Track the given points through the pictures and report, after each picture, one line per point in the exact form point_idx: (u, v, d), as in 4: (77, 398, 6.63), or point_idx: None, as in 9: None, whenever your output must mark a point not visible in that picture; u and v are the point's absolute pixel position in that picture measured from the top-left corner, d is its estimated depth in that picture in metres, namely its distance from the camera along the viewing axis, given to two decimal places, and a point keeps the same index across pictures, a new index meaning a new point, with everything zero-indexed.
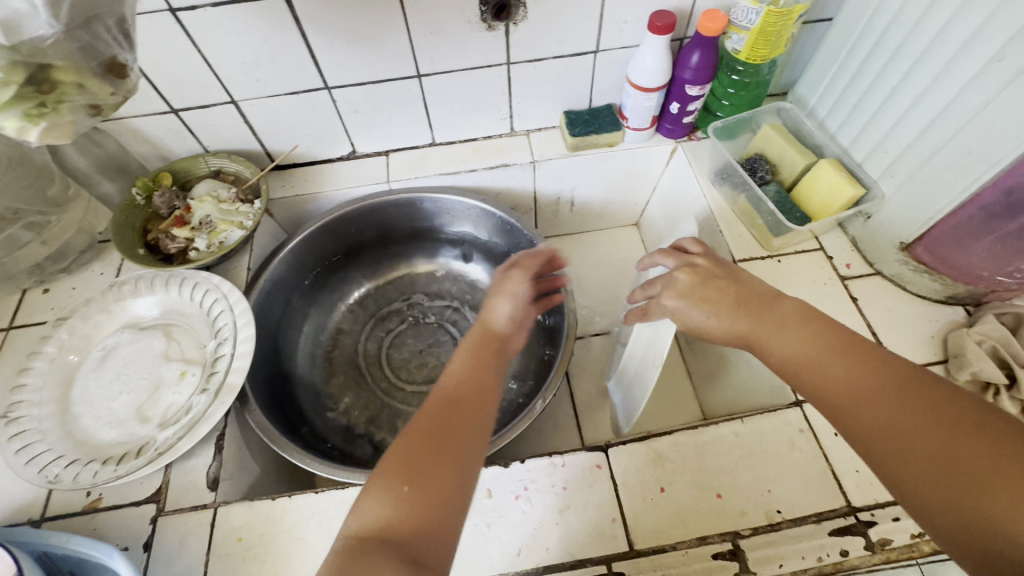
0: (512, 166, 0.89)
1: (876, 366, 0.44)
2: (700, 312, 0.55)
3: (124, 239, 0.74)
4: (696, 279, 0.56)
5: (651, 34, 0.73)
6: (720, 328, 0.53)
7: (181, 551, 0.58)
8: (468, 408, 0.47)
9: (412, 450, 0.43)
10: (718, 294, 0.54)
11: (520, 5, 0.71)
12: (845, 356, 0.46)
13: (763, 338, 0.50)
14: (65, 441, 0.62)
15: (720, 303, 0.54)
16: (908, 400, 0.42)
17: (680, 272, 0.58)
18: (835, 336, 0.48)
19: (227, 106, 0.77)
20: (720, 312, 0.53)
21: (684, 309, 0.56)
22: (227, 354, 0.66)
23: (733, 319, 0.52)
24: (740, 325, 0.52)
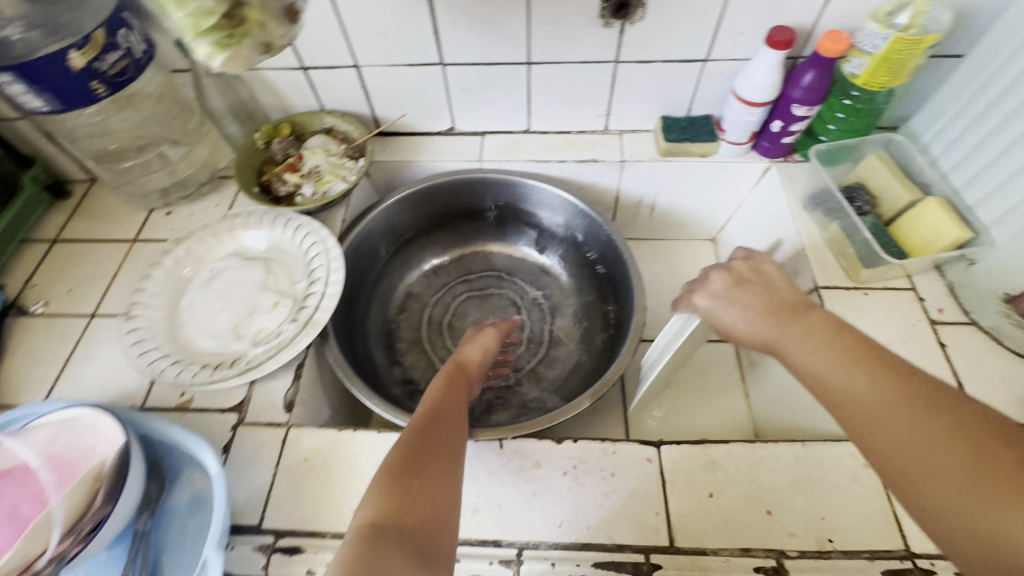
0: (601, 162, 0.91)
1: (899, 377, 0.41)
2: (731, 315, 0.55)
3: (243, 176, 0.82)
4: (731, 282, 0.57)
5: (768, 48, 0.73)
6: (749, 331, 0.53)
7: (254, 460, 0.63)
8: (441, 421, 0.56)
9: (414, 456, 0.50)
10: (752, 298, 0.55)
11: (639, 6, 0.73)
12: (869, 366, 0.42)
13: (790, 346, 0.48)
14: (171, 344, 0.70)
15: (751, 307, 0.54)
16: (933, 413, 0.38)
17: (716, 274, 0.59)
18: (858, 345, 0.44)
19: (350, 70, 0.83)
20: (752, 316, 0.53)
21: (717, 310, 0.57)
22: (318, 292, 0.72)
23: (762, 325, 0.51)
24: (769, 327, 0.51)
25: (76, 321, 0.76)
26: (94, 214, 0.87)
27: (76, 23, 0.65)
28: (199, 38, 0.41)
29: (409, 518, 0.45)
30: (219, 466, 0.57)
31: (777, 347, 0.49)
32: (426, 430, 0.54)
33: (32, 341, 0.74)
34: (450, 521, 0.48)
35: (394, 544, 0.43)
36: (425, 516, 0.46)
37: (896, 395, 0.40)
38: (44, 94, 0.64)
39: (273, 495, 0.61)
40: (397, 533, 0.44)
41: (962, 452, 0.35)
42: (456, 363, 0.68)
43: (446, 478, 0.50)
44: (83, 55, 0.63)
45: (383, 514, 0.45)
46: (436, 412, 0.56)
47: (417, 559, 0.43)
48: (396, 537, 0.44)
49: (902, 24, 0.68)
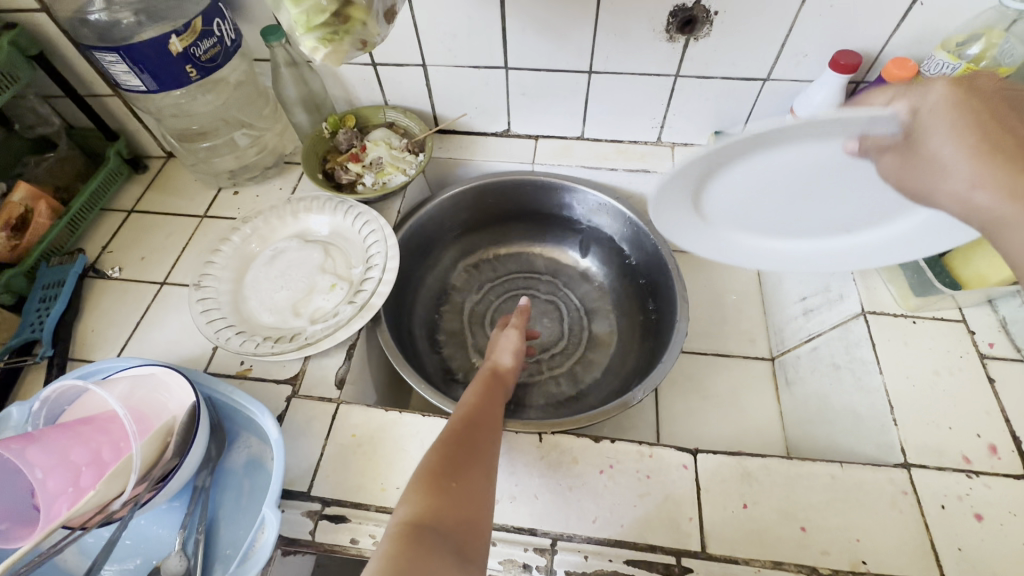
0: (652, 173, 0.92)
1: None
2: (957, 151, 0.42)
3: (309, 162, 0.86)
4: (980, 110, 0.42)
5: (832, 71, 0.73)
6: (965, 181, 0.41)
7: (305, 431, 0.67)
8: (477, 424, 0.58)
9: (449, 459, 0.53)
10: (996, 135, 0.41)
11: (706, 22, 0.74)
12: None
13: (1015, 232, 0.39)
14: (235, 315, 0.74)
15: (993, 145, 0.41)
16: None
17: (956, 91, 0.43)
18: None
19: (417, 69, 0.87)
20: (986, 166, 0.40)
21: (938, 145, 0.43)
22: (374, 278, 0.75)
23: (999, 180, 0.39)
24: (998, 197, 0.39)
25: (147, 287, 0.81)
26: (167, 188, 0.93)
27: (178, 12, 0.70)
28: (308, 33, 0.45)
29: (445, 517, 0.48)
30: (278, 433, 0.61)
31: (999, 230, 0.40)
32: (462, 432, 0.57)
33: (107, 302, 0.79)
34: (483, 523, 0.50)
35: (431, 541, 0.45)
36: (457, 514, 0.48)
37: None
38: (143, 75, 0.69)
39: (322, 466, 0.64)
40: (433, 531, 0.46)
41: None
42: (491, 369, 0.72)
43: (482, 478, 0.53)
44: (182, 41, 0.68)
45: (421, 512, 0.47)
46: (472, 418, 0.59)
47: (452, 555, 0.45)
48: (432, 535, 0.46)
49: (973, 55, 0.67)
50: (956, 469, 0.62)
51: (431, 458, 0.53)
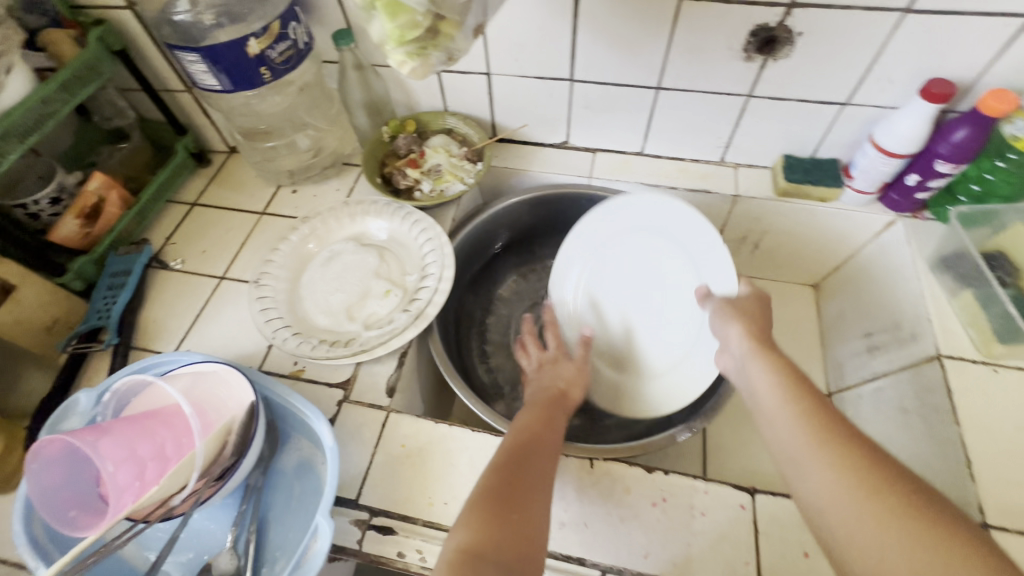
0: (714, 194, 0.89)
1: (825, 411, 0.47)
2: (732, 328, 0.60)
3: (369, 166, 0.87)
4: (743, 306, 0.62)
5: (922, 99, 0.70)
6: (741, 343, 0.58)
7: (356, 437, 0.67)
8: (532, 455, 0.56)
9: (504, 486, 0.51)
10: (751, 316, 0.61)
11: (787, 43, 0.71)
12: (809, 408, 0.47)
13: (755, 363, 0.55)
14: (291, 315, 0.75)
15: (753, 324, 0.59)
16: (846, 445, 0.43)
17: (737, 322, 0.60)
18: (807, 385, 0.50)
19: (481, 77, 0.86)
20: (745, 336, 0.58)
21: (722, 322, 0.62)
22: (429, 287, 0.75)
23: (756, 345, 0.56)
24: (753, 347, 0.56)
25: (207, 281, 0.82)
26: (229, 183, 0.95)
27: (257, 13, 0.71)
28: (399, 47, 0.44)
29: (501, 548, 0.45)
30: (332, 439, 0.61)
31: (749, 358, 0.56)
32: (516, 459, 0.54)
33: (169, 294, 0.81)
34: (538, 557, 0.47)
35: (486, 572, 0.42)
36: (515, 546, 0.45)
37: (817, 420, 0.46)
38: (220, 75, 0.70)
39: (370, 474, 0.64)
40: (489, 562, 0.43)
41: (870, 481, 0.40)
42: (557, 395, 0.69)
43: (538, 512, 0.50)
44: (259, 43, 0.69)
45: (476, 540, 0.45)
46: (526, 443, 0.57)
47: None
48: (489, 566, 0.43)
49: None
50: None
51: (485, 483, 0.51)
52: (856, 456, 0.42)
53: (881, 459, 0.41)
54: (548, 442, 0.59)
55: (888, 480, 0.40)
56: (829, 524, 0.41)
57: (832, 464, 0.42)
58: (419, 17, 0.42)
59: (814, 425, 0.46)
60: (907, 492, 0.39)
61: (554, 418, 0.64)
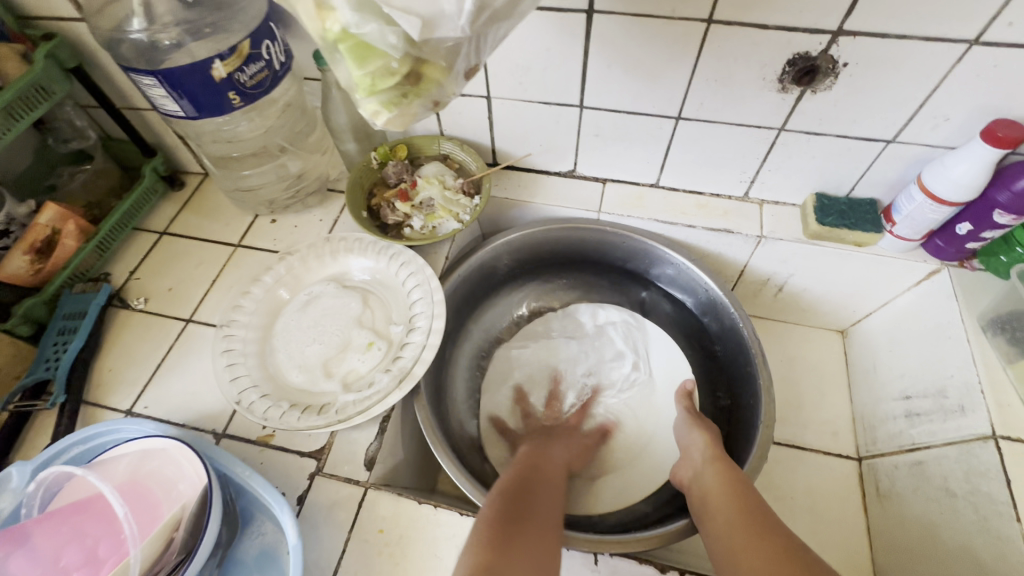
0: (736, 234, 0.81)
1: (757, 515, 0.55)
2: (691, 439, 0.69)
3: (353, 198, 0.78)
4: (703, 420, 0.72)
5: (984, 142, 0.61)
6: (698, 452, 0.67)
7: (328, 519, 0.59)
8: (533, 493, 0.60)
9: (509, 524, 0.53)
10: (711, 430, 0.70)
11: (830, 73, 0.62)
12: (746, 514, 0.56)
13: (706, 471, 0.63)
14: (260, 371, 0.66)
15: (710, 436, 0.68)
16: (770, 545, 0.51)
17: (694, 433, 0.69)
18: (747, 494, 0.58)
19: (480, 100, 0.77)
20: (701, 446, 0.67)
21: (684, 435, 0.71)
22: (416, 343, 0.66)
23: (706, 453, 0.66)
24: (709, 453, 0.65)
25: (171, 324, 0.74)
26: (202, 210, 0.86)
27: (225, 30, 0.62)
28: (371, 96, 0.35)
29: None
30: (297, 537, 0.53)
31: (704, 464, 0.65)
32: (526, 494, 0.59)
33: (128, 338, 0.73)
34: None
35: None
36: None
37: (748, 522, 0.54)
38: (182, 100, 0.62)
39: (343, 566, 0.56)
40: None
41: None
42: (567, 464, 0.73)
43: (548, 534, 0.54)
44: (226, 66, 0.60)
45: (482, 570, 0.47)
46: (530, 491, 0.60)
47: None
48: None
49: None
50: None
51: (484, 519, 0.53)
52: (778, 554, 0.50)
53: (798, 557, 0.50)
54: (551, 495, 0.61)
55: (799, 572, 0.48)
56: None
57: (758, 559, 0.50)
58: (394, 62, 0.34)
59: (745, 527, 0.54)
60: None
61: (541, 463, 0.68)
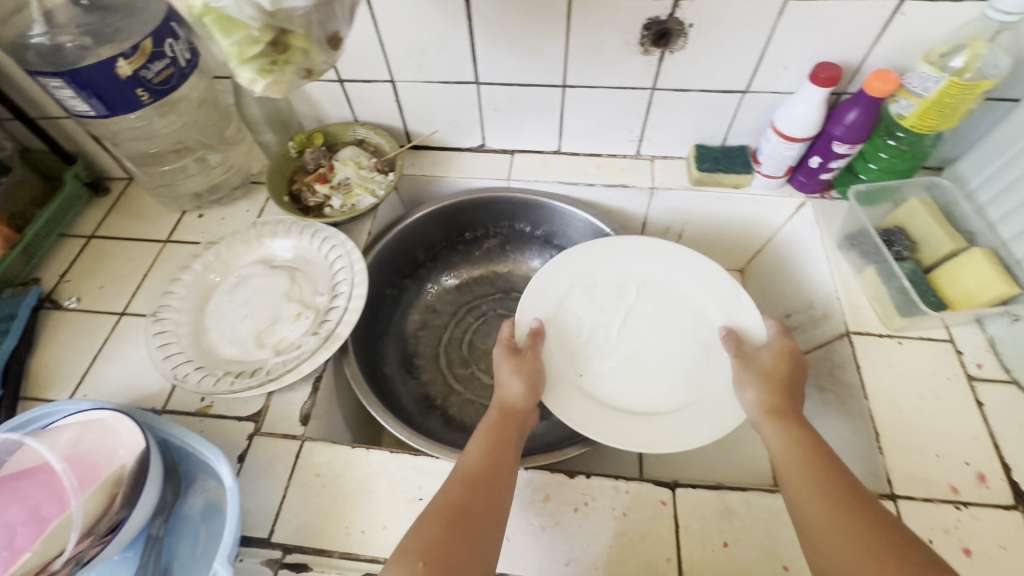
0: (631, 188, 0.89)
1: (844, 490, 0.49)
2: (746, 391, 0.62)
3: (274, 184, 0.83)
4: (772, 365, 0.63)
5: (812, 84, 0.71)
6: (759, 403, 0.60)
7: (268, 471, 0.64)
8: (486, 489, 0.53)
9: (445, 536, 0.48)
10: (777, 375, 0.62)
11: (681, 35, 0.72)
12: (829, 489, 0.49)
13: (775, 425, 0.57)
14: (194, 348, 0.71)
15: (772, 385, 0.61)
16: (870, 523, 0.46)
17: (750, 378, 0.63)
18: (825, 460, 0.52)
19: (385, 84, 0.83)
20: (762, 396, 0.60)
21: (741, 382, 0.63)
22: (340, 307, 0.72)
23: (769, 404, 0.59)
24: (772, 406, 0.59)
25: (106, 318, 0.77)
26: (129, 212, 0.89)
27: (126, 32, 0.66)
28: (243, 65, 0.41)
29: None
30: (233, 479, 0.58)
31: (763, 419, 0.59)
32: (471, 516, 0.50)
33: (63, 335, 0.76)
34: None
35: None
36: None
37: (835, 495, 0.49)
38: (91, 100, 0.65)
39: (284, 509, 0.61)
40: None
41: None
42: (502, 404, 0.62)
43: (479, 556, 0.48)
44: (130, 64, 0.65)
45: None
46: (475, 478, 0.54)
47: None
48: None
49: (957, 67, 0.65)
50: (943, 501, 0.60)
51: (421, 529, 0.49)
52: (875, 533, 0.45)
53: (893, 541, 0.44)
54: (492, 475, 0.54)
55: (899, 558, 0.43)
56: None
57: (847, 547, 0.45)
58: (255, 31, 0.40)
59: (831, 500, 0.49)
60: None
61: (512, 430, 0.60)
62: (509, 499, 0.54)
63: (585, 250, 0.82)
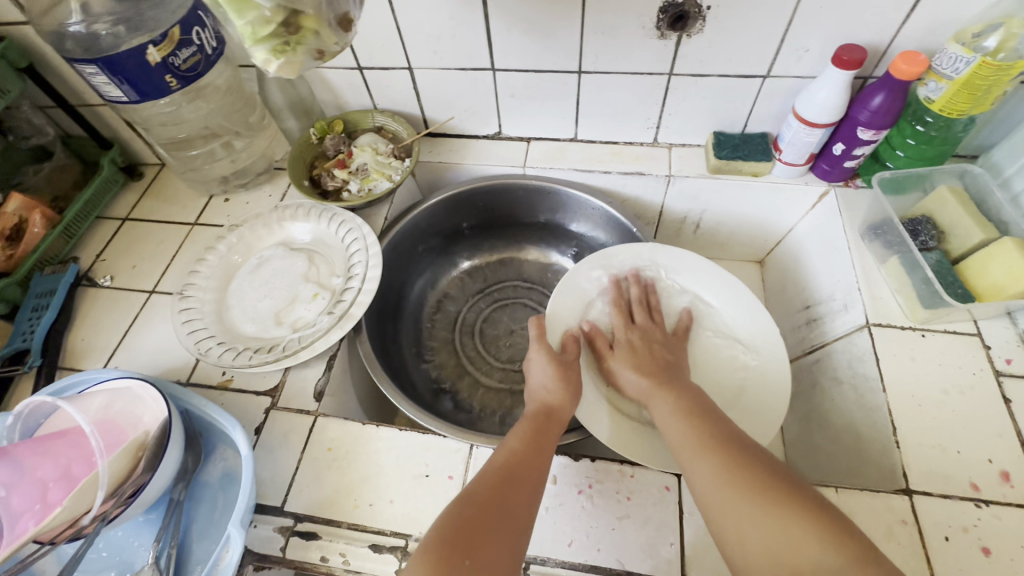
0: (647, 176, 0.88)
1: (710, 424, 0.54)
2: (627, 375, 0.65)
3: (295, 169, 0.85)
4: (637, 347, 0.68)
5: (835, 67, 0.68)
6: (632, 382, 0.64)
7: (282, 444, 0.66)
8: (517, 483, 0.52)
9: (473, 523, 0.48)
10: (648, 356, 0.67)
11: (699, 18, 0.70)
12: (695, 427, 0.54)
13: (655, 400, 0.60)
14: (217, 325, 0.74)
15: (644, 364, 0.65)
16: (727, 448, 0.50)
17: (623, 355, 0.67)
18: (694, 407, 0.57)
19: (403, 72, 0.85)
20: (639, 373, 0.64)
21: (620, 372, 0.66)
22: (355, 288, 0.74)
23: (642, 377, 0.63)
24: (648, 383, 0.63)
25: (136, 296, 0.81)
26: (160, 196, 0.93)
27: (156, 20, 0.69)
28: (257, 45, 0.43)
29: None
30: (248, 447, 0.61)
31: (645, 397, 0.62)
32: (498, 507, 0.50)
33: (98, 311, 0.80)
34: None
35: None
36: None
37: (707, 431, 0.53)
38: (124, 86, 0.69)
39: (296, 480, 0.63)
40: None
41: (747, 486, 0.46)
42: (545, 408, 0.62)
43: (507, 546, 0.47)
44: (160, 51, 0.68)
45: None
46: (511, 474, 0.53)
47: None
48: None
49: (990, 47, 0.63)
50: (963, 498, 0.57)
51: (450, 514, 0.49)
52: (728, 456, 0.49)
53: (741, 448, 0.50)
54: (527, 475, 0.53)
55: (756, 470, 0.47)
56: (701, 498, 0.48)
57: (712, 472, 0.49)
58: (266, 11, 0.41)
59: (704, 436, 0.52)
60: (771, 479, 0.46)
61: (549, 435, 0.59)
62: (540, 495, 0.53)
63: (612, 256, 0.82)
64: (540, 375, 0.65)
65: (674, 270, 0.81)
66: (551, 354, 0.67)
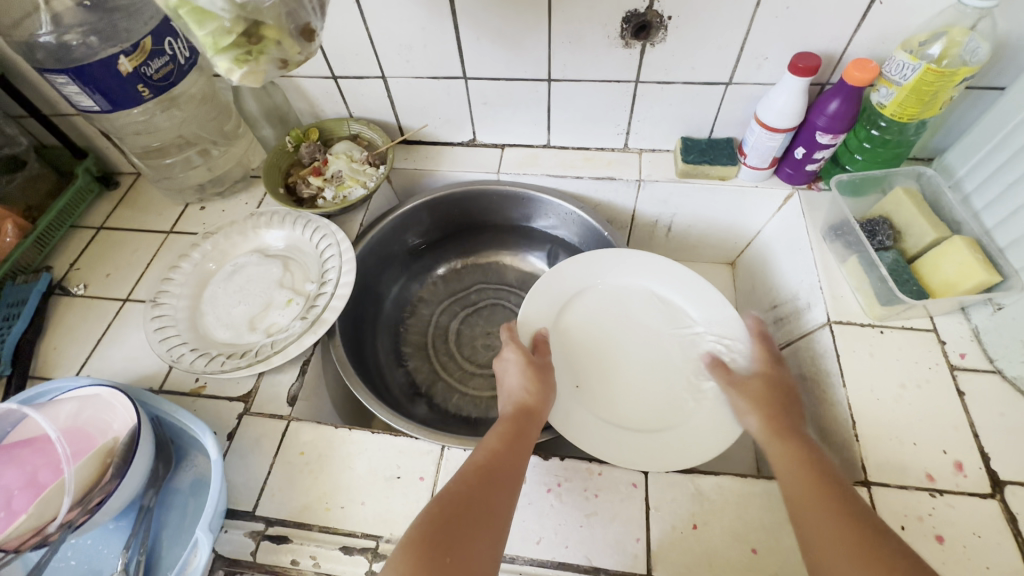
0: (618, 180, 0.91)
1: (837, 494, 0.50)
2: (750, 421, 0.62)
3: (270, 176, 0.86)
4: (763, 388, 0.64)
5: (791, 74, 0.71)
6: (757, 429, 0.61)
7: (254, 449, 0.66)
8: (498, 480, 0.53)
9: (451, 518, 0.49)
10: (774, 403, 0.62)
11: (661, 27, 0.73)
12: (821, 496, 0.50)
13: (774, 454, 0.57)
14: (190, 331, 0.74)
15: (773, 411, 0.61)
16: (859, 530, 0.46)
17: (749, 396, 0.64)
18: (819, 470, 0.53)
19: (376, 80, 0.86)
20: (764, 422, 0.60)
21: (746, 413, 0.63)
22: (328, 293, 0.75)
23: (766, 427, 0.60)
24: (770, 436, 0.59)
25: (110, 304, 0.81)
26: (135, 205, 0.94)
27: (128, 31, 0.70)
28: (219, 55, 0.44)
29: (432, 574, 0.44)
30: (218, 452, 0.61)
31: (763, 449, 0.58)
32: (476, 504, 0.51)
33: (72, 319, 0.80)
34: None
35: None
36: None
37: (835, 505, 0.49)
38: (95, 96, 0.69)
39: (268, 484, 0.64)
40: None
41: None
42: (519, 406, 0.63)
43: (482, 540, 0.48)
44: (131, 61, 0.68)
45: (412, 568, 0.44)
46: (489, 470, 0.54)
47: None
48: None
49: (934, 55, 0.65)
50: (918, 488, 0.59)
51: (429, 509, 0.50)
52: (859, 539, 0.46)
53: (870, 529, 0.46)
54: (506, 472, 0.55)
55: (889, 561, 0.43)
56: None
57: (842, 553, 0.45)
58: (226, 22, 0.42)
59: (834, 510, 0.49)
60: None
61: (527, 432, 0.60)
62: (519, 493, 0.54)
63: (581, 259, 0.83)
64: (511, 375, 0.67)
65: (645, 275, 0.83)
66: (521, 360, 0.68)
